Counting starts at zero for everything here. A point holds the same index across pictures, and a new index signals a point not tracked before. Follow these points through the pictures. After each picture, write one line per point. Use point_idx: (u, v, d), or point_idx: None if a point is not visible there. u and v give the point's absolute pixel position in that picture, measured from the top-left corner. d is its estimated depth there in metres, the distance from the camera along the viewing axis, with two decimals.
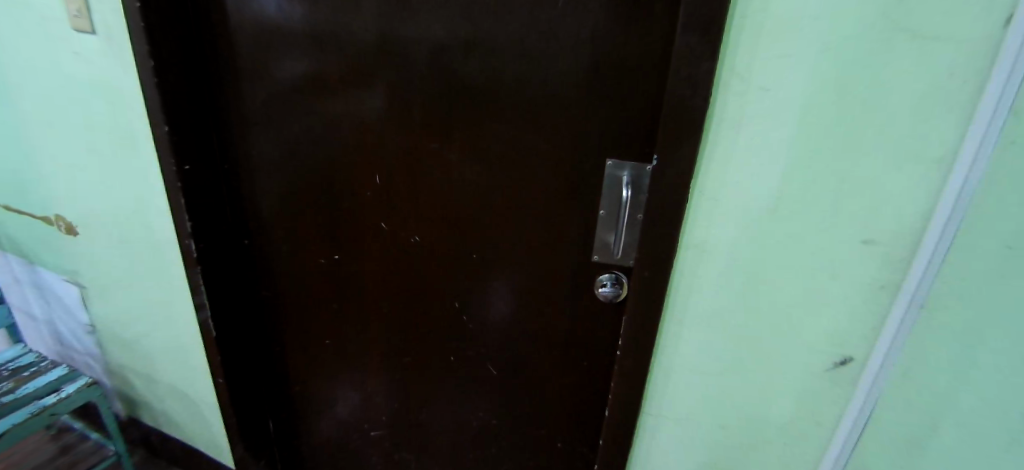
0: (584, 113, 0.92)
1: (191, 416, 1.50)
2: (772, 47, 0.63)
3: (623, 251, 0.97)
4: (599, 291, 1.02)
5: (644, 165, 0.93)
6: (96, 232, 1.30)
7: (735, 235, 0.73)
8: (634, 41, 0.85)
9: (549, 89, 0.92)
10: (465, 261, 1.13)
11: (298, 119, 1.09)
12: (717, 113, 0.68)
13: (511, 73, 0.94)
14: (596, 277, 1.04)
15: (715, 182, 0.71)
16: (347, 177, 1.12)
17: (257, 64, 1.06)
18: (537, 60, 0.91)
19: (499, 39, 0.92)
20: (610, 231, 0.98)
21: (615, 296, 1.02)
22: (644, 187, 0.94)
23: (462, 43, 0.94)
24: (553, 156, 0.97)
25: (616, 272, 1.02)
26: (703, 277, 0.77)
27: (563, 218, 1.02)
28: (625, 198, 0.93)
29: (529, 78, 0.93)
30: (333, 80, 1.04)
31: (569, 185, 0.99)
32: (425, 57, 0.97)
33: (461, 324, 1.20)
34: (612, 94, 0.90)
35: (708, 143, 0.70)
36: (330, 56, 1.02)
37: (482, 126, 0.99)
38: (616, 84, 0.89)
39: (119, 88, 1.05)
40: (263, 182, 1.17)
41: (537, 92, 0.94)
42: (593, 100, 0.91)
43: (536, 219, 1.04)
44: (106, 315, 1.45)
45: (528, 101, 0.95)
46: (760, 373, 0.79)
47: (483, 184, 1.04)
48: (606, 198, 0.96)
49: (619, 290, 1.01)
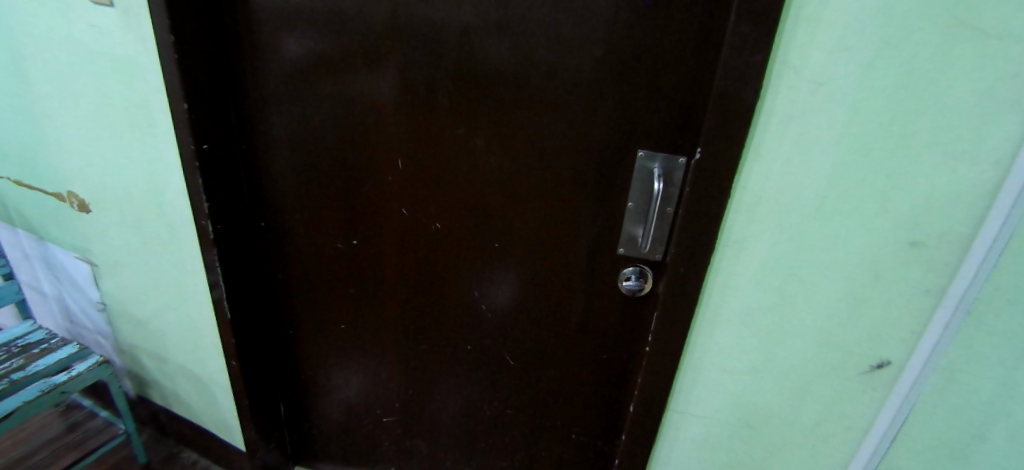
0: (617, 103, 0.90)
1: (201, 397, 1.49)
2: (828, 41, 0.61)
3: (653, 245, 0.96)
4: (623, 284, 1.02)
5: (677, 158, 0.90)
6: (109, 209, 1.28)
7: (776, 232, 0.71)
8: (674, 31, 0.83)
9: (581, 76, 0.90)
10: (486, 249, 1.11)
11: (319, 100, 1.06)
12: (765, 108, 0.65)
13: (543, 59, 0.91)
14: (621, 270, 1.03)
15: (759, 179, 0.69)
16: (367, 162, 1.10)
17: (278, 42, 1.03)
18: (570, 47, 0.89)
19: (532, 22, 0.89)
20: (638, 225, 0.97)
21: (639, 290, 1.01)
22: (676, 180, 0.92)
23: (491, 26, 0.91)
24: (582, 146, 0.95)
25: (641, 266, 1.01)
26: (739, 276, 0.75)
27: (590, 209, 1.00)
28: (656, 191, 0.90)
29: (562, 65, 0.90)
30: (356, 62, 1.01)
31: (598, 177, 0.97)
32: (454, 41, 0.94)
33: (479, 313, 1.19)
34: (648, 85, 0.87)
35: (754, 139, 0.67)
36: (355, 37, 0.99)
37: (507, 113, 0.97)
38: (652, 73, 0.86)
39: (136, 62, 1.03)
40: (281, 164, 1.14)
41: (569, 79, 0.91)
42: (628, 90, 0.89)
43: (561, 211, 1.02)
44: (117, 294, 1.44)
45: (559, 89, 0.92)
46: (791, 372, 0.78)
47: (508, 173, 1.02)
48: (636, 189, 0.94)
49: (643, 283, 1.01)
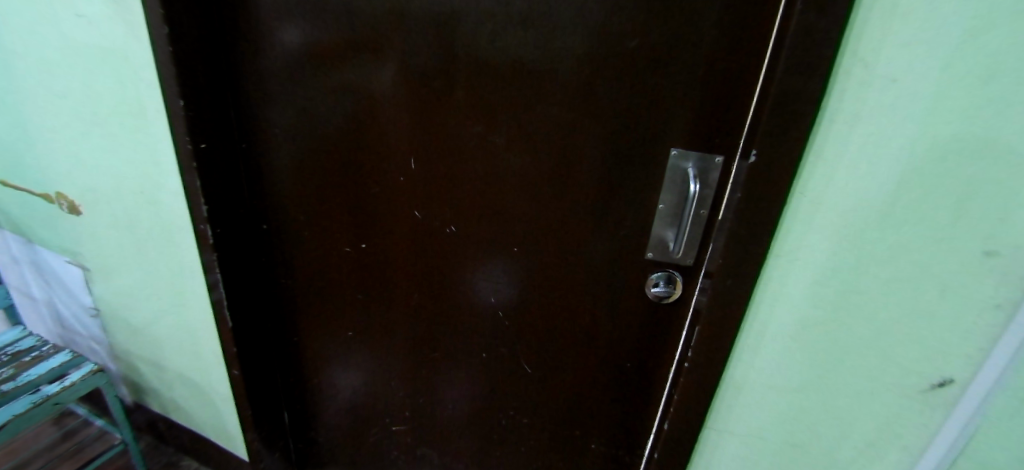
0: (651, 99, 0.84)
1: (202, 406, 1.43)
2: (904, 32, 0.54)
3: (685, 247, 0.90)
4: (651, 290, 0.96)
5: (713, 157, 0.85)
6: (101, 212, 1.20)
7: (833, 242, 0.65)
8: (716, 20, 0.77)
9: (612, 69, 0.84)
10: (505, 254, 1.05)
11: (326, 95, 0.99)
12: (828, 107, 0.60)
13: (570, 51, 0.84)
14: (648, 276, 0.97)
15: (816, 185, 0.63)
16: (378, 162, 1.03)
17: (281, 33, 0.96)
18: (601, 38, 0.82)
19: (561, 12, 0.82)
20: (669, 228, 0.92)
21: (667, 296, 0.96)
22: (712, 180, 0.86)
23: (516, 15, 0.85)
24: (611, 145, 0.89)
25: (670, 271, 0.95)
26: (789, 288, 0.70)
27: (618, 211, 0.94)
28: (692, 193, 0.85)
29: (592, 57, 0.84)
30: (368, 55, 0.94)
31: (627, 177, 0.91)
32: (474, 31, 0.88)
33: (496, 320, 1.13)
34: (685, 79, 0.81)
35: (813, 142, 0.62)
36: (366, 29, 0.92)
37: (531, 110, 0.91)
38: (689, 67, 0.80)
39: (128, 55, 0.95)
40: (285, 163, 1.08)
41: (599, 73, 0.85)
42: (664, 85, 0.82)
43: (586, 214, 0.96)
44: (111, 299, 1.37)
45: (588, 83, 0.86)
46: (842, 390, 0.73)
47: (529, 173, 0.96)
48: (669, 189, 0.89)
49: (671, 289, 0.95)
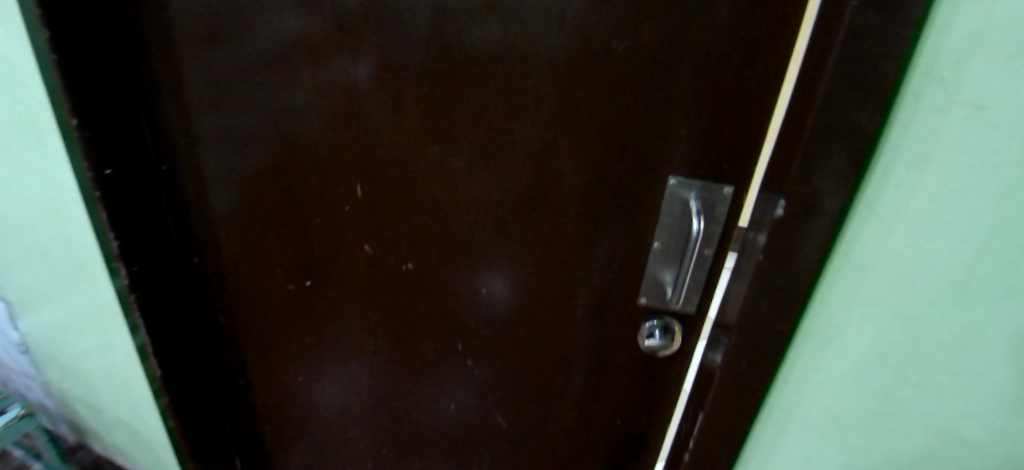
0: (651, 118, 0.68)
1: (144, 451, 1.28)
2: (995, 50, 0.45)
3: (687, 289, 0.75)
4: (644, 342, 0.81)
5: (720, 187, 0.69)
6: (11, 240, 1.04)
7: (889, 288, 0.58)
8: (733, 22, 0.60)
9: (599, 83, 0.67)
10: (473, 297, 0.89)
11: (253, 113, 0.81)
12: (891, 137, 0.51)
13: (547, 61, 0.68)
14: (641, 325, 0.82)
15: (872, 225, 0.56)
16: (324, 189, 0.87)
17: (191, 39, 0.76)
18: (586, 45, 0.65)
19: (540, 12, 0.65)
20: (666, 271, 0.76)
21: (663, 348, 0.81)
22: (719, 216, 0.70)
23: (482, 15, 0.67)
24: (598, 173, 0.73)
25: (666, 320, 0.80)
26: (835, 332, 0.64)
27: (608, 249, 0.78)
28: (695, 231, 0.70)
29: (574, 68, 0.67)
30: (301, 65, 0.76)
31: (618, 209, 0.75)
32: (431, 34, 0.70)
33: (465, 369, 0.97)
34: (691, 96, 0.65)
35: (871, 177, 0.54)
36: (297, 32, 0.74)
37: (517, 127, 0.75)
38: (696, 81, 0.64)
39: (11, 63, 0.78)
40: (213, 191, 0.90)
41: (582, 86, 0.68)
42: (668, 101, 0.66)
43: (570, 252, 0.80)
44: (37, 334, 1.21)
45: (569, 98, 0.69)
46: (894, 438, 0.67)
47: (502, 203, 0.80)
48: (668, 223, 0.73)
49: (668, 340, 0.80)
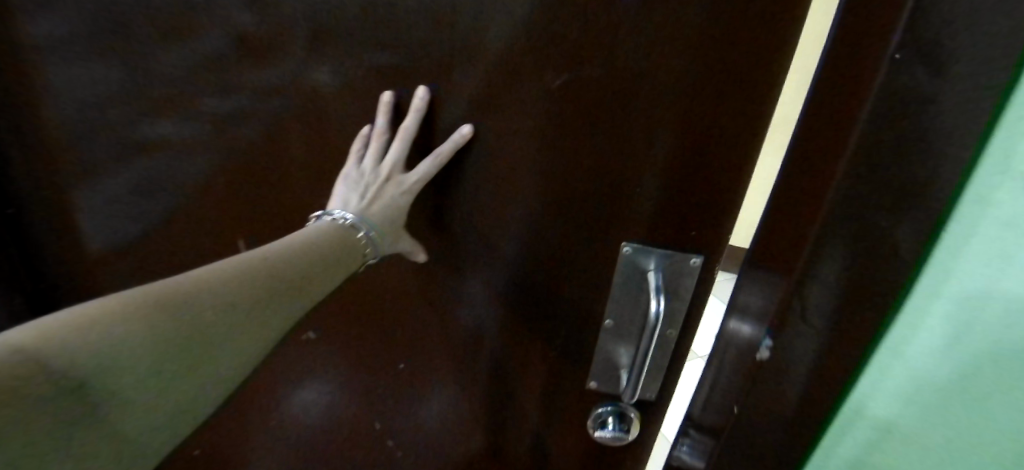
0: (597, 174, 0.52)
1: None
2: None
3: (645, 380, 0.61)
4: (596, 433, 0.65)
5: (688, 257, 0.53)
6: None
7: (941, 383, 0.50)
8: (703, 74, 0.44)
9: (528, 137, 0.52)
10: (389, 373, 0.76)
11: (115, 155, 0.67)
12: (959, 228, 0.42)
13: (462, 109, 0.54)
14: (592, 412, 0.66)
15: (921, 320, 0.47)
16: (211, 229, 0.72)
17: (33, 70, 0.63)
18: (504, 90, 0.51)
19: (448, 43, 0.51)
20: (623, 352, 0.61)
21: (620, 441, 0.64)
22: (685, 292, 0.55)
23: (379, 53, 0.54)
24: (534, 241, 0.58)
25: (625, 407, 0.64)
26: (872, 425, 0.55)
27: (549, 323, 0.63)
28: (655, 314, 0.53)
29: (498, 118, 0.53)
30: (174, 87, 0.62)
31: (561, 280, 0.59)
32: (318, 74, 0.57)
33: (385, 448, 0.85)
34: (643, 159, 0.49)
35: (928, 271, 0.44)
36: (165, 49, 0.60)
37: (441, 149, 0.55)
38: (657, 139, 0.48)
39: None
40: (83, 228, 0.74)
41: (510, 138, 0.53)
42: (619, 154, 0.50)
43: (504, 324, 0.66)
44: None
45: (494, 150, 0.55)
46: None
47: (418, 260, 0.65)
48: (621, 297, 0.58)
49: (623, 433, 0.64)
